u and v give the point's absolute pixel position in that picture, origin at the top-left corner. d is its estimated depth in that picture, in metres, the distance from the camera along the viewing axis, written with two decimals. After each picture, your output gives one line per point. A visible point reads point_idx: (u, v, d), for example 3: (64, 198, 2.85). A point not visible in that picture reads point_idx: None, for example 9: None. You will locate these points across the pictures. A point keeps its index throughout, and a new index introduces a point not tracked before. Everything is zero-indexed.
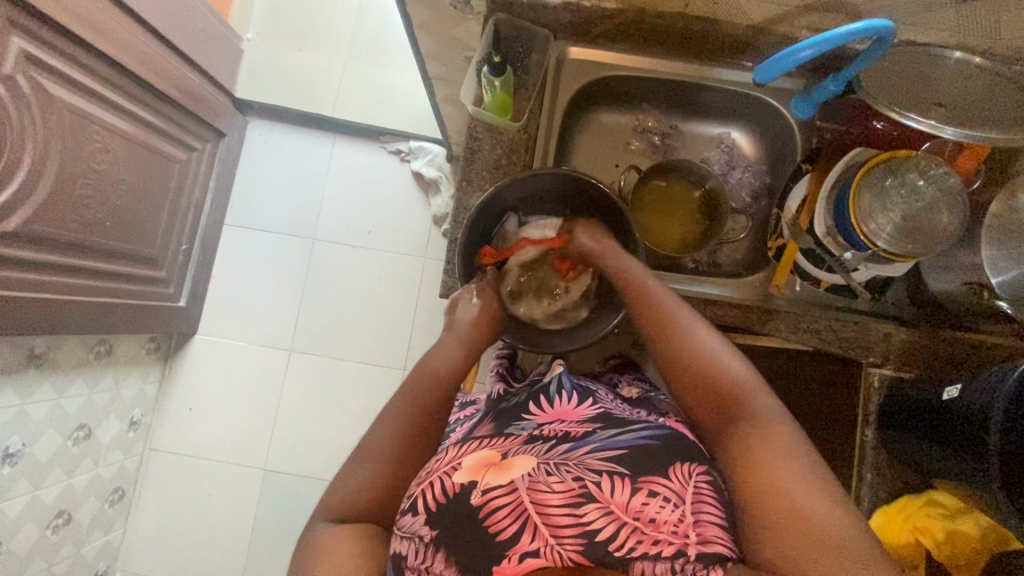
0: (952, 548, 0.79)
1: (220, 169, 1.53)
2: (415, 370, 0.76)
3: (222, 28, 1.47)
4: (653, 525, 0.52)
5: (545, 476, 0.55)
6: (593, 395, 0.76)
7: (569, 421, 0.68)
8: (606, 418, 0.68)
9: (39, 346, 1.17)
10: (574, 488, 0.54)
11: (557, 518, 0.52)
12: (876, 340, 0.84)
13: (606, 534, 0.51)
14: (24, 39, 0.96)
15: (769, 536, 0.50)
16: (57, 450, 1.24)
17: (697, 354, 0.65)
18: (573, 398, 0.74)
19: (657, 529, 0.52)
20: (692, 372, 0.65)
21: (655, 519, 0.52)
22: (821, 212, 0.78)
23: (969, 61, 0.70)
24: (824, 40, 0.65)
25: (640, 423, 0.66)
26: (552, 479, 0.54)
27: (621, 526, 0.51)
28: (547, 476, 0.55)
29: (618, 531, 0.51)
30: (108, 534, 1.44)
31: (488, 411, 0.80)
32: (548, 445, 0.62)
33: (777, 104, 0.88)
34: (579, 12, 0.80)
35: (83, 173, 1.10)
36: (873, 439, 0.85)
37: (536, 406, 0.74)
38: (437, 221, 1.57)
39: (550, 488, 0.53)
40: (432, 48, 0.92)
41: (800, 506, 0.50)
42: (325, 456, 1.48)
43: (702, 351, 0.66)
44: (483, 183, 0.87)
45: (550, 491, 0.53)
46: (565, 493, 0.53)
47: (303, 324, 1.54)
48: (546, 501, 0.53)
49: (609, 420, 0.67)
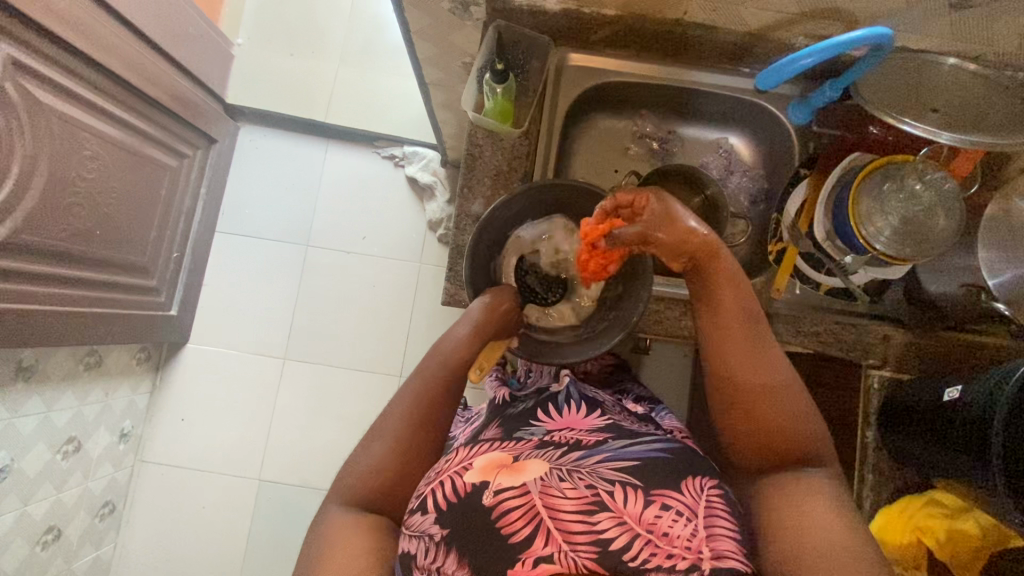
0: (952, 548, 0.80)
1: (210, 176, 1.50)
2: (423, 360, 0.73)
3: (211, 33, 1.45)
4: (666, 538, 0.51)
5: (557, 482, 0.55)
6: (601, 407, 0.75)
7: (580, 430, 0.68)
8: (616, 428, 0.68)
9: (27, 358, 1.14)
10: (587, 495, 0.53)
11: (571, 523, 0.51)
12: (875, 341, 0.85)
13: (620, 543, 0.50)
14: (11, 45, 0.94)
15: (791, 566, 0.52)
16: (45, 464, 1.21)
17: (763, 399, 0.60)
18: (582, 408, 0.75)
19: (671, 543, 0.51)
20: (755, 419, 0.61)
21: (669, 533, 0.52)
22: (819, 215, 0.79)
23: (965, 67, 0.71)
24: (826, 48, 0.67)
25: (649, 434, 0.67)
26: (565, 484, 0.54)
27: (635, 537, 0.51)
28: (560, 482, 0.55)
29: (633, 541, 0.51)
30: (98, 549, 1.41)
31: (492, 417, 0.79)
32: (560, 451, 0.62)
33: (774, 109, 0.89)
34: (578, 18, 0.81)
35: (72, 181, 1.08)
36: (874, 439, 0.86)
37: (545, 413, 0.74)
38: (432, 227, 1.56)
39: (563, 493, 0.53)
40: (429, 54, 0.92)
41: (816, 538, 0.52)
42: (323, 465, 1.46)
43: (771, 395, 0.61)
44: (484, 190, 0.87)
45: (563, 497, 0.53)
46: (579, 500, 0.53)
47: (297, 331, 1.52)
48: (560, 506, 0.52)
49: (621, 430, 0.67)
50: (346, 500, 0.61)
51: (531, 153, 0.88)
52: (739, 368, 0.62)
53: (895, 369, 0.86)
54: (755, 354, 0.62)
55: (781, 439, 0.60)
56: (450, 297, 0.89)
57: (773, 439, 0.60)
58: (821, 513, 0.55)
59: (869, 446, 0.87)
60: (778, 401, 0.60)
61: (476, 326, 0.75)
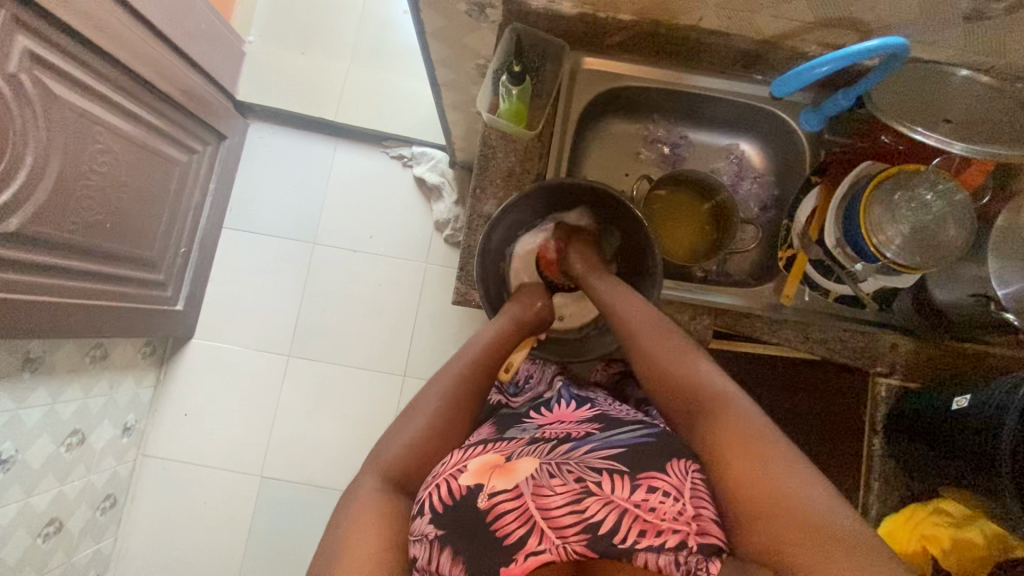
0: (958, 557, 0.80)
1: (220, 172, 1.51)
2: (435, 377, 0.74)
3: (224, 30, 1.46)
4: (654, 515, 0.51)
5: (548, 479, 0.55)
6: (591, 401, 0.74)
7: (570, 423, 0.67)
8: (605, 419, 0.67)
9: (35, 350, 1.15)
10: (576, 488, 0.54)
11: (561, 519, 0.52)
12: (884, 350, 0.87)
13: (609, 527, 0.51)
14: (29, 37, 0.95)
15: (765, 524, 0.48)
16: (50, 456, 1.21)
17: (653, 336, 0.70)
18: (571, 403, 0.73)
19: (658, 519, 0.51)
20: (668, 385, 0.66)
21: (656, 509, 0.52)
22: (829, 224, 0.80)
23: (977, 80, 0.73)
24: (840, 57, 0.67)
25: (636, 423, 0.65)
26: (555, 480, 0.55)
27: (623, 517, 0.52)
28: (550, 479, 0.55)
29: (621, 522, 0.52)
30: (98, 542, 1.41)
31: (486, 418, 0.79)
32: (550, 446, 0.61)
33: (786, 117, 0.89)
34: (594, 23, 0.81)
35: (84, 174, 1.09)
36: (879, 448, 0.88)
37: (534, 413, 0.73)
38: (438, 227, 1.56)
39: (553, 491, 0.54)
40: (443, 55, 0.91)
41: (789, 493, 0.48)
42: (324, 462, 1.46)
43: (674, 356, 0.67)
44: (497, 191, 0.88)
45: (553, 495, 0.53)
46: (569, 494, 0.53)
47: (302, 328, 1.52)
48: (551, 504, 0.53)
49: (608, 420, 0.66)
50: (351, 497, 0.61)
51: (543, 156, 0.89)
52: (637, 339, 0.71)
53: (904, 377, 0.88)
54: (639, 308, 0.74)
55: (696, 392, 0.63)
56: (460, 297, 0.89)
57: (682, 387, 0.64)
58: (748, 462, 0.52)
59: (875, 454, 0.88)
60: (662, 335, 0.69)
61: (517, 324, 0.81)
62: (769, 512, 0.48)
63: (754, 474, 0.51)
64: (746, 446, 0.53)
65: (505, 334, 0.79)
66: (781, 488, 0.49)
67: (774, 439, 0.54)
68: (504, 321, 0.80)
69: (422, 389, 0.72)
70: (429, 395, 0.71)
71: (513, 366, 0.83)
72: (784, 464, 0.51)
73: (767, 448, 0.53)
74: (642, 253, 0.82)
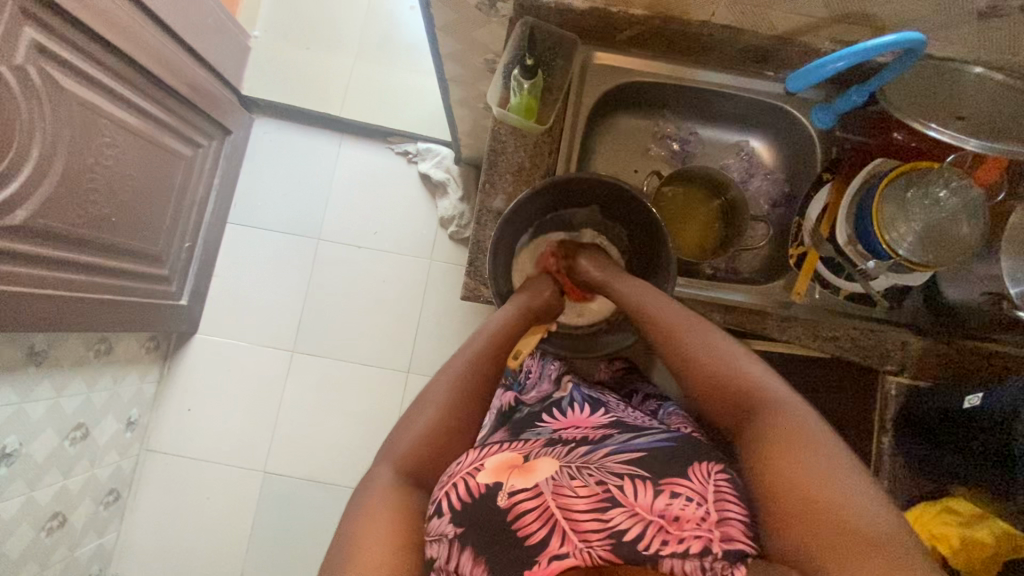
0: (967, 557, 0.79)
1: (224, 167, 1.51)
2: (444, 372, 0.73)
3: (229, 23, 1.45)
4: (677, 523, 0.51)
5: (569, 480, 0.55)
6: (605, 405, 0.74)
7: (585, 427, 0.67)
8: (622, 424, 0.67)
9: (39, 344, 1.14)
10: (598, 492, 0.54)
11: (584, 523, 0.52)
12: (893, 348, 0.85)
13: (633, 534, 0.51)
14: (37, 30, 0.94)
15: (801, 528, 0.48)
16: (53, 450, 1.21)
17: (684, 328, 0.69)
18: (584, 406, 0.73)
19: (681, 528, 0.51)
20: (713, 389, 0.64)
21: (679, 517, 0.51)
22: (840, 223, 0.80)
23: (989, 78, 0.72)
24: (853, 54, 0.67)
25: (655, 428, 0.65)
26: (575, 482, 0.55)
27: (647, 526, 0.51)
28: (571, 481, 0.55)
29: (644, 531, 0.51)
30: (101, 537, 1.40)
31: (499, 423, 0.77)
32: (568, 448, 0.61)
33: (798, 114, 0.89)
34: (606, 17, 0.81)
35: (90, 167, 1.08)
36: (889, 446, 0.85)
37: (547, 415, 0.72)
38: (443, 224, 1.56)
39: (574, 492, 0.54)
40: (453, 49, 0.91)
41: (829, 497, 0.48)
42: (328, 457, 1.46)
43: (716, 358, 0.65)
44: (506, 185, 0.87)
45: (575, 496, 0.53)
46: (591, 498, 0.53)
47: (306, 324, 1.52)
48: (573, 506, 0.53)
49: (626, 425, 0.66)
50: (362, 492, 0.60)
51: (553, 151, 0.88)
52: (667, 332, 0.70)
53: (914, 376, 0.85)
54: (666, 304, 0.73)
55: (739, 388, 0.62)
56: (468, 292, 0.88)
57: (719, 381, 0.64)
58: (795, 469, 0.51)
59: (884, 453, 0.85)
60: (694, 326, 0.69)
61: (522, 312, 0.80)
62: (808, 516, 0.48)
63: (795, 476, 0.51)
64: (788, 447, 0.53)
65: (517, 328, 0.79)
66: (822, 491, 0.49)
67: (825, 443, 0.53)
68: (515, 313, 0.79)
69: (431, 384, 0.72)
70: (439, 392, 0.70)
71: (520, 353, 0.82)
72: (827, 465, 0.50)
73: (813, 452, 0.52)
74: (654, 253, 0.82)
